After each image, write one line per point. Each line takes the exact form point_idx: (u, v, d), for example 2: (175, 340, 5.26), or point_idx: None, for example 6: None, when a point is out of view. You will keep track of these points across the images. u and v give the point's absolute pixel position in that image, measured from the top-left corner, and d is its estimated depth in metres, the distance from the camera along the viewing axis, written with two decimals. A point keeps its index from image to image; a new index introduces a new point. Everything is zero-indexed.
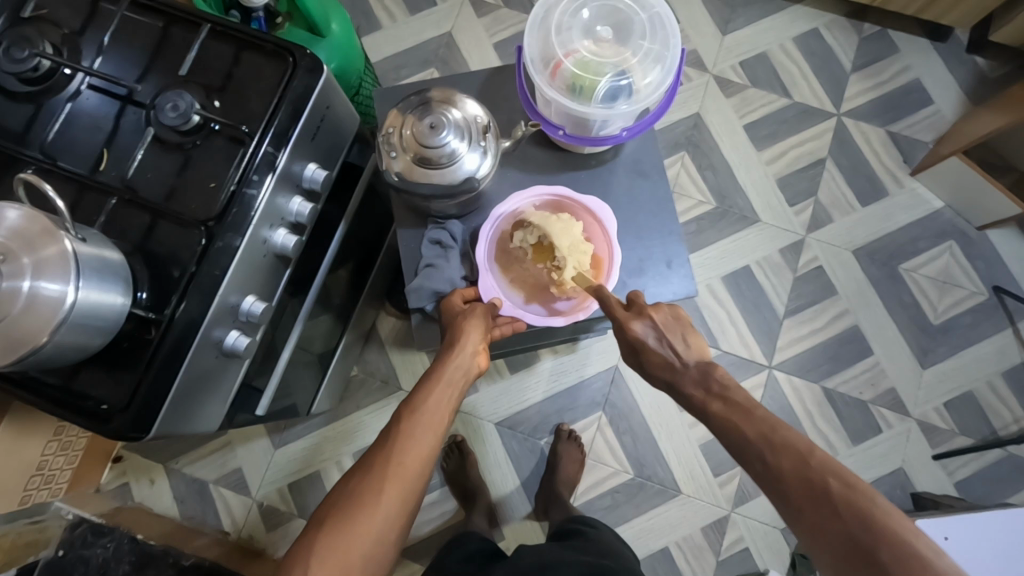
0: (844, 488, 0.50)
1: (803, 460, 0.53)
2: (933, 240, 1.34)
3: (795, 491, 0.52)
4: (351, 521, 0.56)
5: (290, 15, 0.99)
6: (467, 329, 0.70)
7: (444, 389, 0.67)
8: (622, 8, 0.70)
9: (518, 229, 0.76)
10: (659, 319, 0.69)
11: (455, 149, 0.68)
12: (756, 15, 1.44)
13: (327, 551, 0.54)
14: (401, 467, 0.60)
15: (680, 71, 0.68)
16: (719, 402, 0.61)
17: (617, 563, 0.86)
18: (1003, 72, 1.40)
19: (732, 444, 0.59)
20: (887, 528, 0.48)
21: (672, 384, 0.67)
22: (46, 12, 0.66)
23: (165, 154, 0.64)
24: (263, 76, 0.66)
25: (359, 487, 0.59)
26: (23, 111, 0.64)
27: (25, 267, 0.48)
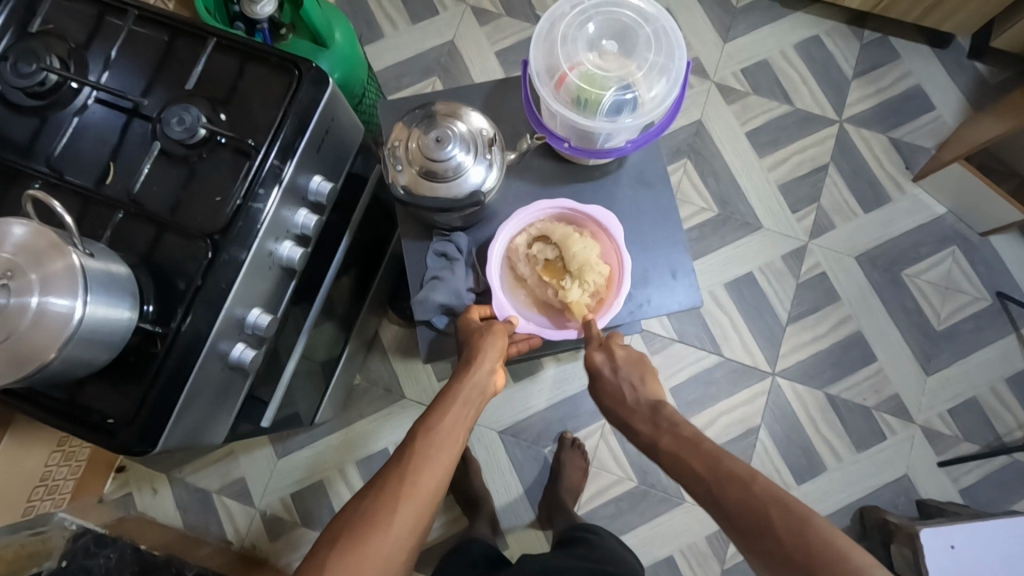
0: (783, 511, 0.54)
1: (747, 488, 0.57)
2: (936, 245, 1.34)
3: (741, 519, 0.56)
4: (366, 541, 0.56)
5: (294, 27, 1.01)
6: (486, 347, 0.69)
7: (461, 410, 0.67)
8: (628, 22, 0.70)
9: (526, 243, 0.75)
10: (619, 356, 0.72)
11: (461, 162, 0.68)
12: (756, 22, 1.45)
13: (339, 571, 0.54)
14: (418, 490, 0.60)
15: (685, 84, 0.68)
16: (669, 437, 0.65)
17: (618, 569, 0.85)
18: (1004, 77, 1.40)
19: (681, 478, 0.63)
20: (824, 547, 0.51)
21: (625, 419, 0.70)
22: (53, 26, 0.67)
23: (171, 168, 0.64)
24: (269, 89, 0.66)
25: (372, 506, 0.59)
26: (29, 124, 0.64)
27: (33, 282, 0.48)
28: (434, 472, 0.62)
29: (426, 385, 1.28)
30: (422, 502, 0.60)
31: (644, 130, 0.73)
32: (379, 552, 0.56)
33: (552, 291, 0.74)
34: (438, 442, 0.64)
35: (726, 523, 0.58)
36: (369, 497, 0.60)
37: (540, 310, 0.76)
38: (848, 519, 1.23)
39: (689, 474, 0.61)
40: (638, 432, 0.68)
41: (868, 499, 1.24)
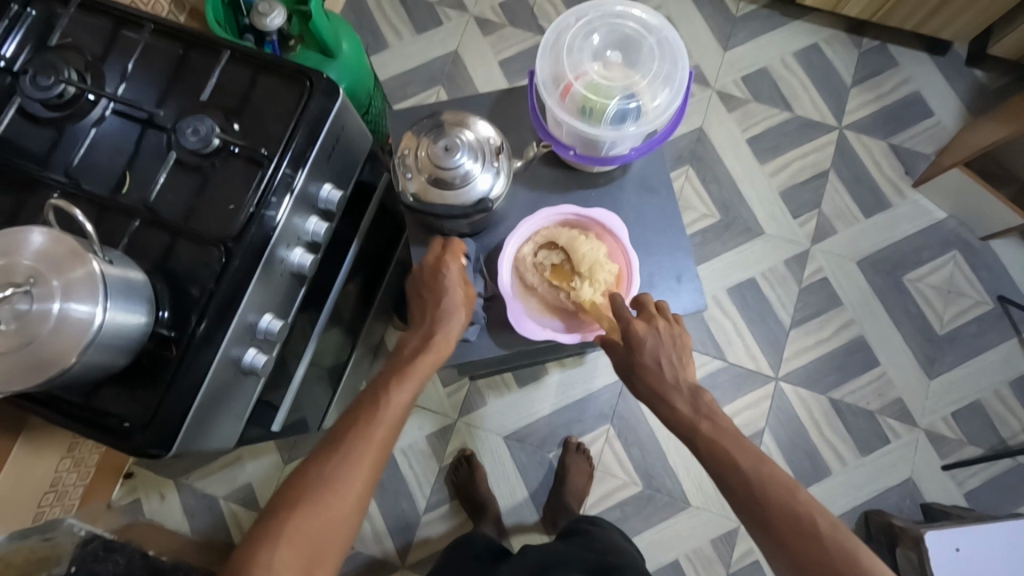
0: (830, 526, 0.55)
1: (790, 495, 0.58)
2: (937, 250, 1.35)
3: (778, 523, 0.56)
4: (319, 502, 0.59)
5: (302, 38, 1.01)
6: (444, 308, 0.71)
7: (418, 361, 0.69)
8: (632, 33, 0.72)
9: (534, 249, 0.77)
10: (662, 328, 0.69)
11: (469, 170, 0.70)
12: (756, 31, 1.46)
13: (297, 530, 0.57)
14: (372, 442, 0.63)
15: (688, 93, 0.70)
16: (708, 423, 0.64)
17: (620, 559, 0.85)
18: (1002, 83, 1.41)
19: (716, 467, 0.62)
20: (867, 568, 0.53)
21: (659, 395, 0.68)
22: (71, 40, 0.68)
23: (185, 176, 0.65)
24: (281, 100, 0.67)
25: (330, 460, 0.61)
26: (46, 135, 0.66)
27: (55, 289, 0.50)
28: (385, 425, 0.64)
29: (432, 390, 1.29)
30: (376, 454, 0.63)
31: (648, 138, 0.74)
32: (337, 501, 0.59)
33: (568, 292, 0.74)
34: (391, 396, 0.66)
35: (757, 522, 0.58)
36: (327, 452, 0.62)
37: (554, 315, 0.76)
38: (853, 523, 1.23)
39: (721, 463, 0.62)
40: (673, 411, 0.67)
41: (873, 502, 1.24)
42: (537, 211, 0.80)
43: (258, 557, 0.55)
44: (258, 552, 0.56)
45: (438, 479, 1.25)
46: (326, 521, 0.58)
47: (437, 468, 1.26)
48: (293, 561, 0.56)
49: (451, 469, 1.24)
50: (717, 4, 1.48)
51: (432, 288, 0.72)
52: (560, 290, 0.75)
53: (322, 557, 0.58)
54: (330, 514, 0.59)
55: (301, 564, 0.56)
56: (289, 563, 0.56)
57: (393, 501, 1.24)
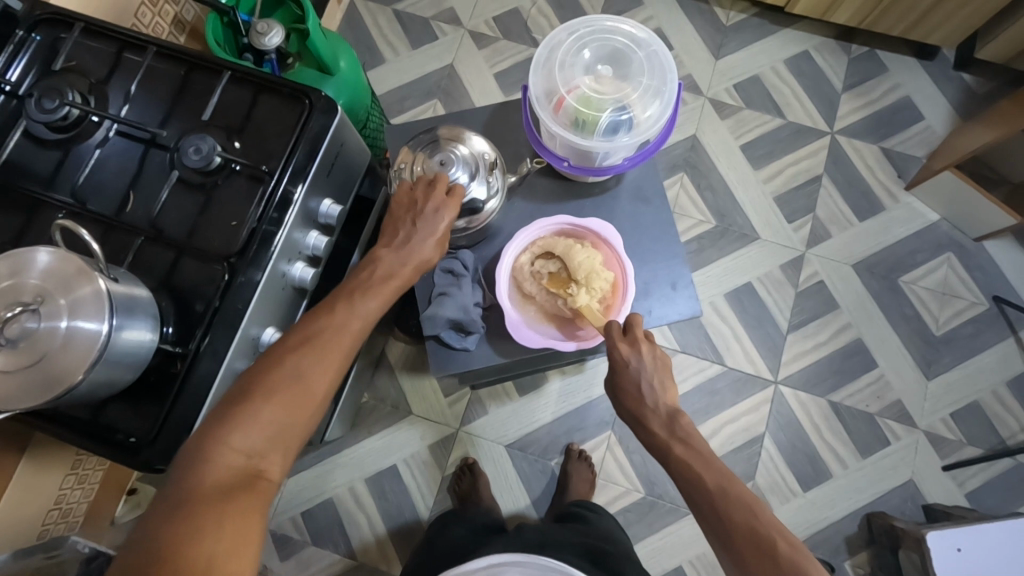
0: (791, 550, 0.55)
1: (753, 516, 0.58)
2: (932, 252, 1.36)
3: (741, 541, 0.57)
4: (289, 390, 0.57)
5: (300, 55, 1.03)
6: (424, 230, 0.69)
7: (392, 272, 0.67)
8: (622, 48, 0.74)
9: (530, 260, 0.78)
10: (648, 353, 0.70)
11: (463, 182, 0.73)
12: (747, 40, 1.49)
13: (266, 415, 0.55)
14: (345, 340, 0.62)
15: (678, 104, 0.71)
16: (679, 441, 0.65)
17: (614, 547, 0.86)
18: (991, 87, 1.44)
19: (687, 488, 0.63)
20: None
21: (637, 417, 0.69)
22: (75, 63, 0.70)
23: (187, 195, 0.67)
24: (280, 118, 0.69)
25: (305, 351, 0.59)
26: (51, 157, 0.67)
27: (62, 307, 0.51)
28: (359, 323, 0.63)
29: (433, 401, 1.30)
30: (347, 354, 0.62)
31: (640, 148, 0.75)
32: (306, 394, 0.58)
33: (564, 300, 0.75)
34: (367, 298, 0.64)
35: (722, 547, 0.58)
36: (299, 344, 0.60)
37: (554, 325, 0.77)
38: (856, 526, 1.23)
39: (688, 483, 0.63)
40: (648, 429, 0.68)
41: (876, 505, 1.24)
42: (533, 221, 0.81)
43: (223, 440, 0.53)
44: (223, 435, 0.53)
45: (440, 488, 1.25)
46: (296, 412, 0.57)
47: (439, 478, 1.26)
48: (258, 448, 0.54)
49: (452, 478, 1.24)
50: (707, 14, 1.51)
51: (419, 210, 0.69)
52: (558, 298, 0.76)
53: (284, 449, 0.56)
54: (301, 405, 0.57)
55: (268, 446, 0.55)
56: (255, 448, 0.54)
57: (396, 511, 1.25)
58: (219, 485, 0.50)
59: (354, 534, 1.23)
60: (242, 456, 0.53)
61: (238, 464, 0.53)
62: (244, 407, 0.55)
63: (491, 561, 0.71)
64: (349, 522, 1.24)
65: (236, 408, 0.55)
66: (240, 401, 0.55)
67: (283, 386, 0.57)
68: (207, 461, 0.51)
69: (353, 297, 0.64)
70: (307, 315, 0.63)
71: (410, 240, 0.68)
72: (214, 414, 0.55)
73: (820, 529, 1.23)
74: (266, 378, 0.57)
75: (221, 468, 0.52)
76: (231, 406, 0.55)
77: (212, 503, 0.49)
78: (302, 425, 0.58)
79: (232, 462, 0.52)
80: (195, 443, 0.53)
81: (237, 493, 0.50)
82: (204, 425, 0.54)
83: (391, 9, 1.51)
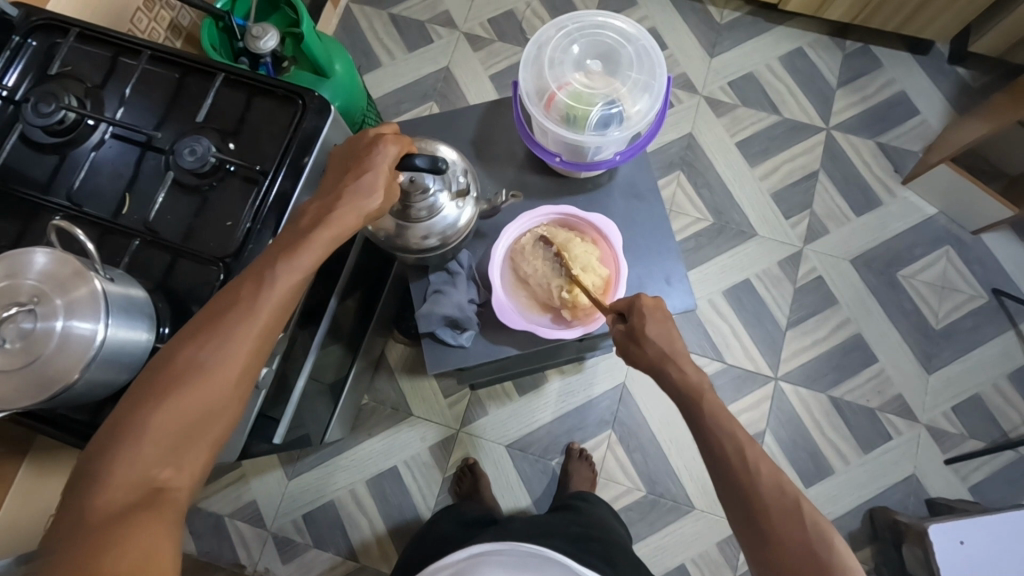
0: (814, 513, 0.54)
1: (778, 478, 0.55)
2: (929, 246, 1.36)
3: (767, 499, 0.55)
4: (188, 388, 0.53)
5: (296, 59, 1.05)
6: (362, 181, 0.63)
7: (317, 238, 0.60)
8: (611, 43, 0.74)
9: (530, 241, 0.77)
10: (655, 311, 0.66)
11: (434, 205, 0.71)
12: (741, 38, 1.49)
13: (164, 418, 0.51)
14: (253, 325, 0.56)
15: (668, 98, 0.71)
16: (713, 392, 0.61)
17: (606, 535, 0.86)
18: (985, 81, 1.44)
19: (712, 438, 0.59)
20: (840, 561, 0.51)
21: (665, 358, 0.63)
22: (71, 69, 0.70)
23: (183, 197, 0.67)
24: (275, 120, 0.69)
25: (204, 344, 0.54)
26: (48, 162, 0.68)
27: (58, 307, 0.51)
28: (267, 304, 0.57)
29: (434, 402, 1.30)
30: (255, 338, 0.56)
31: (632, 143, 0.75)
32: (210, 390, 0.53)
33: (559, 283, 0.74)
34: (275, 273, 0.58)
35: (741, 499, 0.56)
36: (196, 337, 0.54)
37: (541, 311, 0.76)
38: (858, 522, 1.23)
39: (714, 435, 0.59)
40: (681, 373, 0.62)
41: (878, 500, 1.24)
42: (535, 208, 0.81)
43: (113, 457, 0.49)
44: (113, 452, 0.49)
45: (441, 489, 1.25)
46: (200, 407, 0.53)
47: (440, 479, 1.26)
48: (160, 456, 0.51)
49: (453, 479, 1.25)
50: (701, 13, 1.51)
51: (359, 155, 0.65)
52: (552, 283, 0.75)
53: (191, 452, 0.53)
54: (206, 400, 0.53)
55: (170, 449, 0.51)
56: (152, 459, 0.50)
57: (397, 512, 1.25)
58: (111, 508, 0.47)
59: (356, 536, 1.23)
60: (137, 469, 0.50)
61: (139, 477, 0.50)
62: (133, 418, 0.51)
63: (470, 551, 0.65)
64: (350, 524, 1.24)
65: (125, 419, 0.51)
66: (133, 409, 0.51)
67: (179, 386, 0.52)
68: (98, 482, 0.48)
69: (260, 276, 0.57)
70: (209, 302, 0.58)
71: (346, 191, 0.63)
72: (104, 427, 0.51)
73: None
74: (159, 383, 0.52)
75: (118, 484, 0.49)
76: (119, 419, 0.51)
77: (104, 529, 0.46)
78: (210, 425, 0.54)
79: (130, 477, 0.49)
80: (89, 460, 0.49)
81: (134, 511, 0.48)
82: (94, 442, 0.50)
83: (386, 14, 1.52)
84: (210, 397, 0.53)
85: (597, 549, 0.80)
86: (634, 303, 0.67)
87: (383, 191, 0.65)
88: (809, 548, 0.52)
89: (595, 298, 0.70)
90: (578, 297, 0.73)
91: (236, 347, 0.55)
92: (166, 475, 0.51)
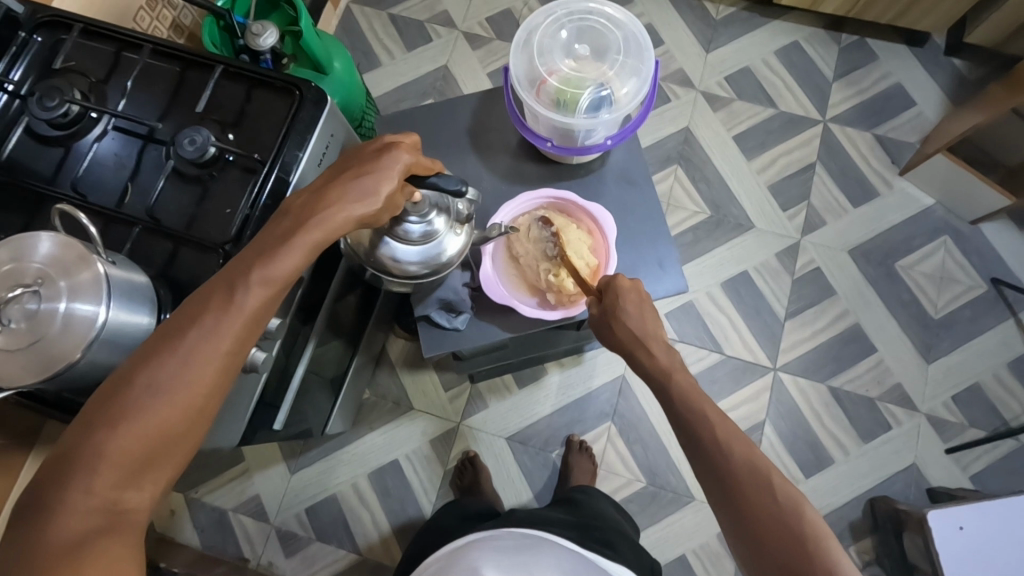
0: (785, 484, 0.54)
1: (750, 455, 0.56)
2: (927, 237, 1.37)
3: (739, 473, 0.55)
4: (150, 408, 0.48)
5: (295, 56, 1.06)
6: (362, 185, 0.60)
7: (296, 242, 0.56)
8: (599, 29, 0.75)
9: (526, 222, 0.77)
10: (631, 297, 0.67)
11: (424, 231, 0.69)
12: (737, 33, 1.50)
13: (122, 442, 0.47)
14: (225, 336, 0.52)
15: (655, 81, 0.73)
16: (683, 372, 0.63)
17: (604, 523, 0.87)
18: (982, 72, 1.44)
19: (685, 417, 0.61)
20: (815, 531, 0.51)
21: (640, 338, 0.66)
22: (74, 64, 0.72)
23: (184, 187, 0.69)
24: (273, 111, 0.71)
25: (168, 358, 0.50)
26: (53, 154, 0.70)
27: (61, 290, 0.52)
28: (240, 313, 0.53)
29: (434, 396, 1.31)
30: (227, 351, 0.52)
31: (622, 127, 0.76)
32: (175, 410, 0.49)
33: (547, 267, 0.74)
34: (251, 281, 0.54)
35: (715, 475, 0.57)
36: (159, 351, 0.50)
37: (529, 293, 0.76)
38: (859, 511, 1.23)
39: (688, 414, 0.61)
40: (651, 357, 0.65)
41: (879, 490, 1.24)
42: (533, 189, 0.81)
43: (66, 485, 0.45)
44: (66, 479, 0.45)
45: (442, 483, 1.26)
46: (165, 428, 0.49)
47: (441, 472, 1.27)
48: (119, 482, 0.47)
49: (455, 472, 1.26)
50: (698, 9, 1.53)
51: (363, 159, 0.62)
52: (542, 266, 0.75)
53: (154, 473, 0.49)
54: (171, 420, 0.49)
55: (130, 474, 0.47)
56: (110, 487, 0.46)
57: (400, 505, 1.26)
58: (67, 540, 0.44)
59: (358, 530, 1.24)
60: (94, 495, 0.46)
61: (97, 506, 0.46)
62: (90, 441, 0.47)
63: (460, 541, 0.66)
64: (353, 518, 1.25)
65: (81, 443, 0.47)
66: (89, 434, 0.47)
67: (138, 406, 0.48)
68: (51, 514, 0.44)
69: (233, 282, 0.53)
70: (174, 311, 0.54)
71: (342, 193, 0.59)
72: (55, 451, 0.47)
73: (823, 515, 1.23)
74: (116, 403, 0.48)
75: (72, 516, 0.44)
76: (74, 442, 0.47)
77: (59, 563, 0.42)
78: (176, 443, 0.50)
79: (85, 506, 0.45)
80: (41, 489, 0.45)
81: (93, 542, 0.44)
82: (44, 470, 0.46)
83: (386, 14, 1.54)
84: (176, 416, 0.49)
85: (596, 535, 0.80)
86: (612, 283, 0.69)
87: (388, 198, 0.62)
88: (782, 520, 0.52)
89: (582, 283, 0.71)
90: (564, 282, 0.73)
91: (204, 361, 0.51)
92: (125, 502, 0.47)
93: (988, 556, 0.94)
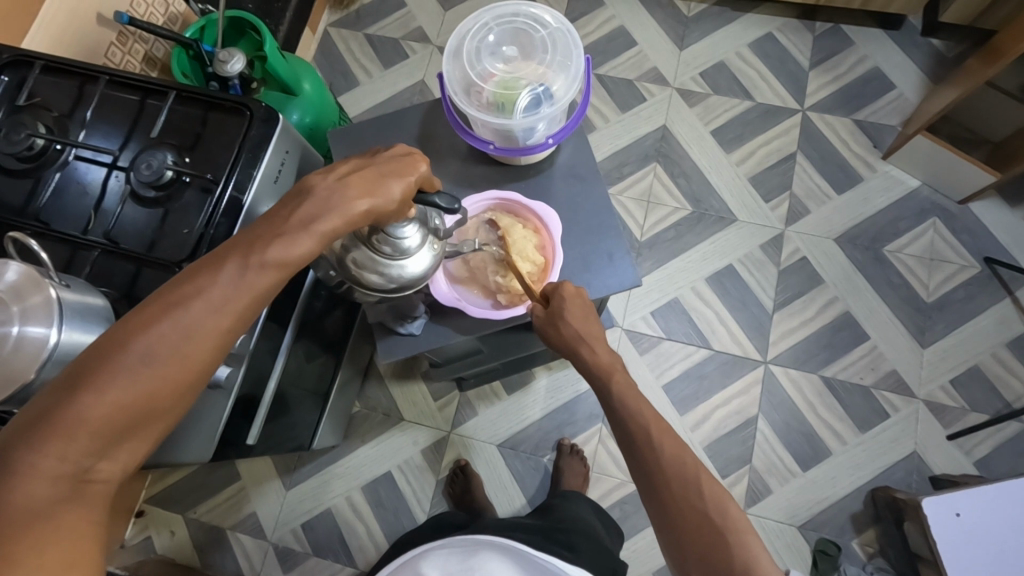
0: (711, 482, 0.54)
1: (679, 455, 0.56)
2: (915, 219, 1.34)
3: (668, 471, 0.56)
4: (136, 380, 0.47)
5: (265, 80, 1.10)
6: (386, 184, 0.57)
7: (308, 230, 0.54)
8: (524, 29, 0.77)
9: (474, 224, 0.78)
10: (571, 302, 0.69)
11: (405, 246, 0.64)
12: (710, 28, 1.51)
13: (100, 411, 0.46)
14: (225, 315, 0.51)
15: (587, 75, 0.75)
16: (621, 371, 0.66)
17: (573, 526, 0.86)
18: (960, 50, 1.43)
19: (622, 416, 0.62)
20: (735, 529, 0.51)
21: (581, 335, 0.69)
22: (39, 99, 0.75)
23: (143, 209, 0.71)
24: (226, 131, 0.73)
25: (163, 331, 0.48)
26: (21, 186, 0.72)
27: (14, 314, 0.54)
28: (244, 294, 0.51)
29: (423, 405, 1.32)
30: (221, 334, 0.51)
31: (560, 124, 0.78)
32: (159, 386, 0.48)
33: (495, 270, 0.75)
34: (260, 263, 0.52)
35: (646, 476, 0.57)
36: (153, 320, 0.48)
37: (482, 294, 0.77)
38: (860, 502, 1.20)
39: (625, 411, 0.62)
40: (593, 353, 0.68)
41: (878, 480, 1.21)
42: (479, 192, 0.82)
43: (37, 447, 0.44)
44: (39, 441, 0.44)
45: (435, 491, 1.26)
46: (146, 401, 0.48)
47: (433, 481, 1.27)
48: (92, 452, 0.46)
49: (447, 480, 1.26)
50: (668, 7, 1.53)
51: (393, 158, 0.60)
52: (491, 270, 0.76)
53: (131, 443, 0.48)
54: (155, 394, 0.48)
55: (101, 446, 0.46)
56: (82, 455, 0.45)
57: (393, 516, 1.26)
58: (31, 503, 0.43)
59: (354, 544, 1.25)
60: (66, 461, 0.44)
61: (63, 472, 0.44)
62: (69, 404, 0.45)
63: (413, 552, 0.66)
64: (348, 531, 1.26)
65: (57, 406, 0.45)
66: (69, 398, 0.45)
67: (123, 375, 0.47)
68: (15, 474, 0.43)
69: (241, 260, 0.52)
70: (170, 278, 0.52)
71: (369, 185, 0.56)
72: (29, 409, 0.45)
73: (822, 509, 1.20)
74: (105, 369, 0.47)
75: (38, 475, 0.43)
76: (53, 403, 0.45)
77: (17, 528, 0.41)
78: (155, 420, 0.49)
79: (53, 470, 0.44)
80: (13, 443, 0.44)
81: (56, 509, 0.43)
82: (20, 422, 0.45)
83: (362, 34, 1.58)
84: (161, 393, 0.48)
85: (562, 539, 0.79)
86: (557, 289, 0.70)
87: (400, 198, 0.58)
88: (706, 517, 0.52)
89: (527, 284, 0.72)
90: (512, 283, 0.75)
91: (197, 342, 0.50)
92: (90, 471, 0.46)
93: (988, 543, 0.91)
